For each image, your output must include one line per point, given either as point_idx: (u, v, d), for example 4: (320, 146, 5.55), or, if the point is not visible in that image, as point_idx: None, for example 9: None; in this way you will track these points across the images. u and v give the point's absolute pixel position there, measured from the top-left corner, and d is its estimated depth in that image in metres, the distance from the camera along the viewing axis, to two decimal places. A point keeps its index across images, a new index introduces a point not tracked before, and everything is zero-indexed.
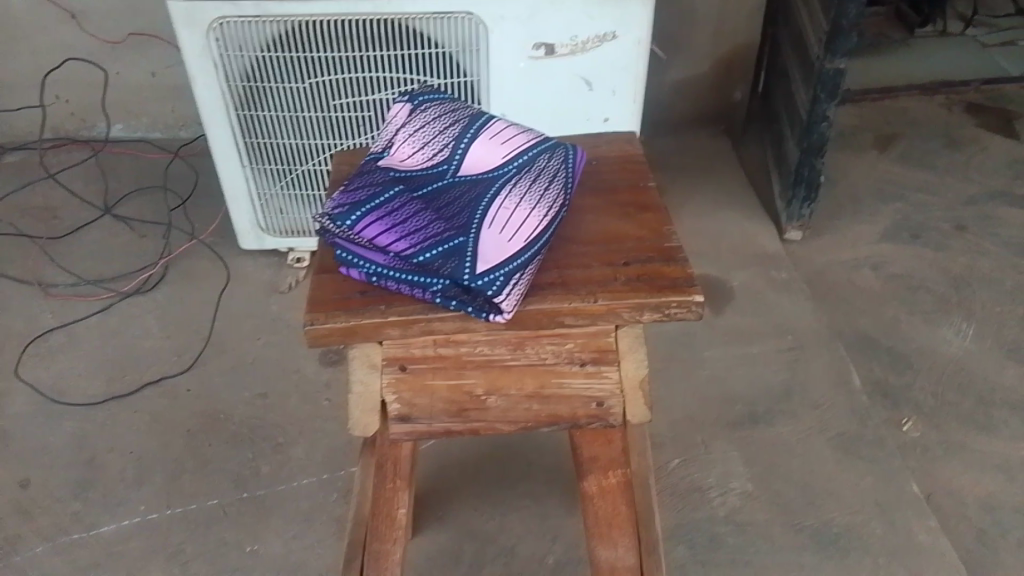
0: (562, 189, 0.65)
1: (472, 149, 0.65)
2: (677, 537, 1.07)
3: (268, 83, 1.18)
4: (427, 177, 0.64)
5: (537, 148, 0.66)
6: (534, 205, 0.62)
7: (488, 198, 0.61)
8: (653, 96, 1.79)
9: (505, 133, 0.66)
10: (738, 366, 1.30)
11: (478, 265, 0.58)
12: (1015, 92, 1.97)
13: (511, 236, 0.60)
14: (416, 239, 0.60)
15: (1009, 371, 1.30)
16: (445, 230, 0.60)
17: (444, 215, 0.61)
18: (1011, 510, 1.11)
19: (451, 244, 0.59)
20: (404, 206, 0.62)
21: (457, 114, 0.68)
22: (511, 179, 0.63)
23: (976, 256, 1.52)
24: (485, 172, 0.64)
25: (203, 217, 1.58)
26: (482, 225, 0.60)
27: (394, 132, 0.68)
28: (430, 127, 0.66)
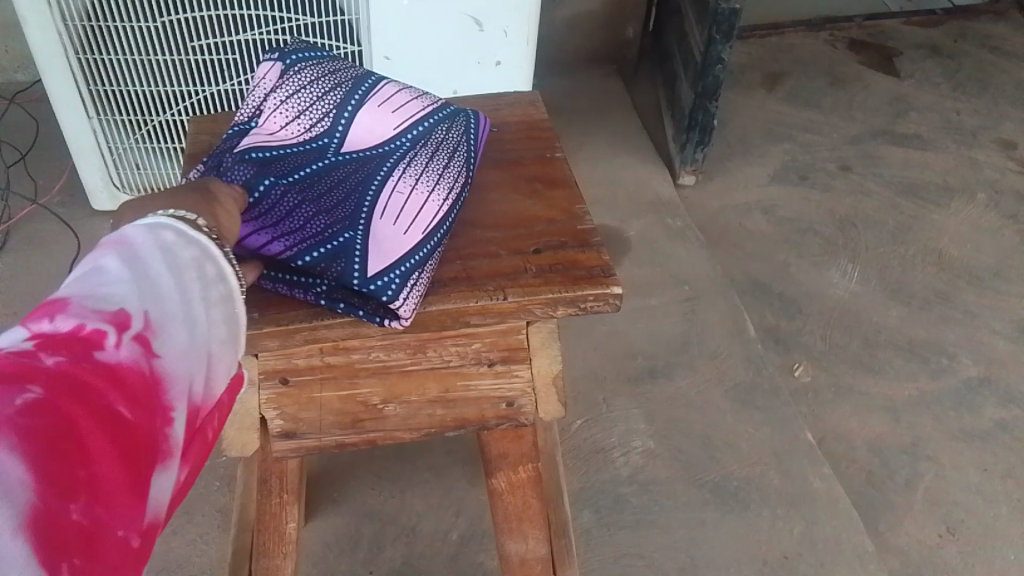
0: (461, 163, 0.60)
1: (356, 120, 0.58)
2: (583, 501, 1.05)
3: (112, 23, 1.03)
4: (305, 157, 0.57)
5: (434, 118, 0.60)
6: (431, 187, 0.57)
7: (378, 182, 0.56)
8: (543, 34, 1.71)
9: (395, 99, 0.60)
10: (637, 320, 1.28)
11: (372, 264, 0.54)
12: (893, 28, 2.00)
13: (405, 224, 0.55)
14: (298, 238, 0.54)
15: (893, 312, 1.34)
16: (330, 223, 0.55)
17: (327, 203, 0.55)
18: (898, 451, 1.14)
19: (339, 241, 0.54)
20: (280, 199, 0.54)
21: (337, 78, 0.60)
22: (406, 157, 0.58)
23: (860, 197, 1.54)
24: (373, 148, 0.58)
25: (47, 174, 1.41)
26: (373, 216, 0.55)
27: (260, 98, 0.60)
28: (306, 93, 0.59)
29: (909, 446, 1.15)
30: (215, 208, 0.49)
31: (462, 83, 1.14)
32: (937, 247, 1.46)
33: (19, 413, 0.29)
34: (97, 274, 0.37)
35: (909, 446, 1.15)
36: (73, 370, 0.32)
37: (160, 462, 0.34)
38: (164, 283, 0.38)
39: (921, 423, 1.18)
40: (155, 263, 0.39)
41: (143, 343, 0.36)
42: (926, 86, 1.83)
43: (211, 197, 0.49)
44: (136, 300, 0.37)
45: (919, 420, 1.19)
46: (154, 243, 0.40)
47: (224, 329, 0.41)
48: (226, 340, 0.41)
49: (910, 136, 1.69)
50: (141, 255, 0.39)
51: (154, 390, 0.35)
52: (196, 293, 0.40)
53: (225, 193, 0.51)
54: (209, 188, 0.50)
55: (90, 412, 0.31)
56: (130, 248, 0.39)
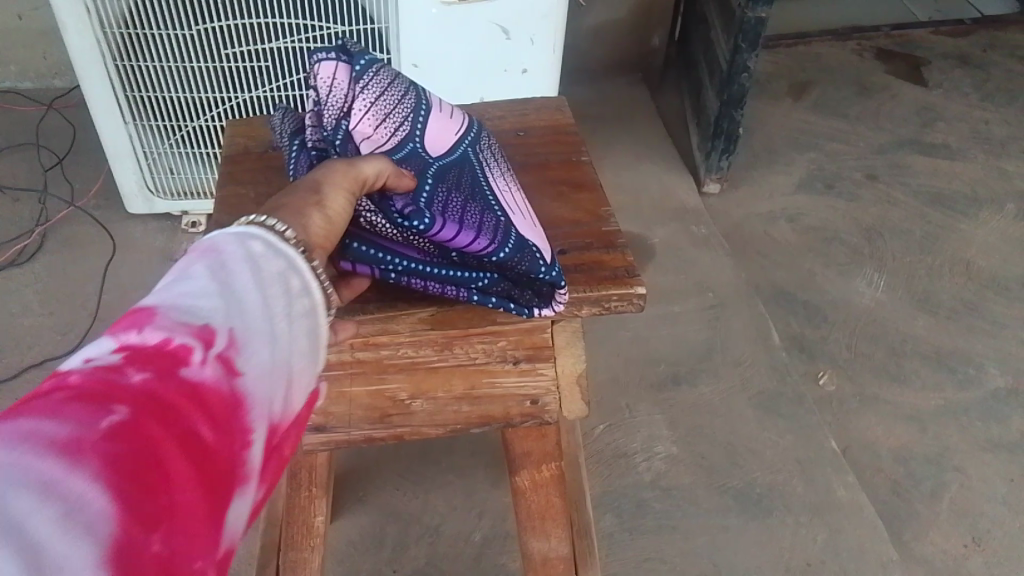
0: (502, 160, 0.67)
1: (432, 126, 0.62)
2: (605, 505, 1.05)
3: (150, 30, 1.05)
4: (420, 161, 0.58)
5: (477, 127, 0.67)
6: (510, 189, 0.62)
7: (486, 184, 0.60)
8: (569, 42, 1.72)
9: (441, 105, 0.65)
10: (661, 326, 1.28)
11: (545, 257, 0.56)
12: (921, 38, 1.99)
13: (532, 220, 0.60)
14: (487, 231, 0.53)
15: (920, 322, 1.33)
16: (494, 218, 0.55)
17: (476, 199, 0.57)
18: (924, 461, 1.14)
19: (516, 235, 0.55)
20: (447, 197, 0.54)
21: (402, 82, 0.61)
22: (480, 161, 0.63)
23: (887, 206, 1.54)
24: (456, 151, 0.62)
25: (83, 178, 1.45)
26: (507, 211, 0.58)
27: (344, 99, 0.57)
28: (388, 97, 0.59)
29: (934, 456, 1.14)
30: (315, 215, 0.44)
31: (489, 90, 1.16)
32: (964, 257, 1.45)
33: (101, 438, 0.28)
34: (186, 285, 0.35)
35: (934, 456, 1.14)
36: (156, 390, 0.31)
37: (237, 489, 0.33)
38: (251, 295, 0.37)
39: (947, 433, 1.17)
40: (244, 272, 0.37)
41: (228, 361, 0.34)
42: (954, 96, 1.82)
43: (320, 203, 0.45)
44: (224, 314, 0.35)
45: (944, 430, 1.18)
46: (245, 249, 0.38)
47: (311, 342, 0.39)
48: (311, 354, 0.39)
49: (938, 145, 1.68)
50: (231, 263, 0.37)
51: (237, 411, 0.34)
52: (286, 305, 0.38)
53: (336, 195, 0.46)
54: (320, 188, 0.45)
55: (171, 439, 0.30)
56: (221, 254, 0.38)
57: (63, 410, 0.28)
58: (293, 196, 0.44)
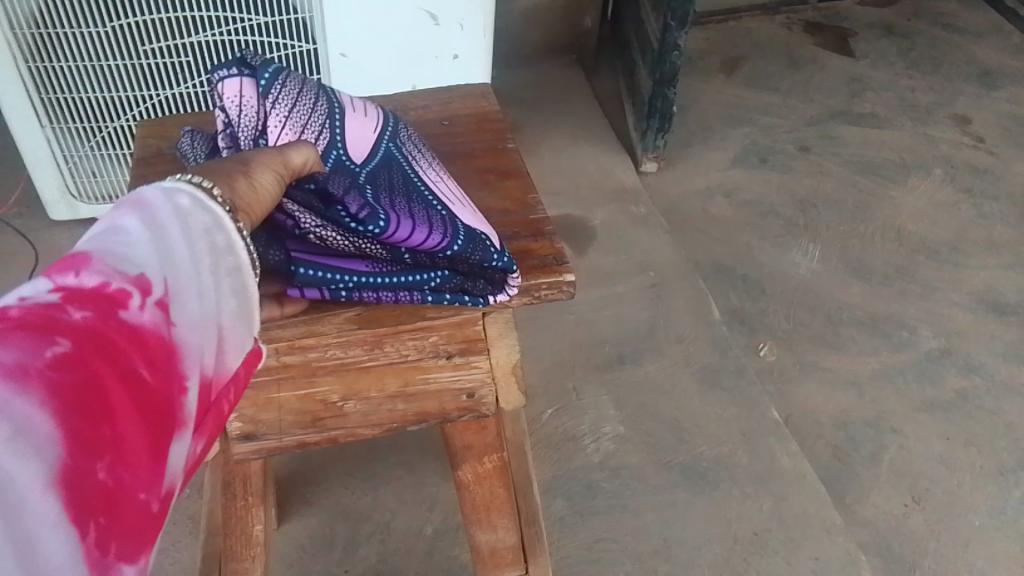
0: (429, 151, 0.67)
1: (349, 127, 0.61)
2: (555, 489, 1.06)
3: (62, 29, 1.01)
4: (346, 174, 0.57)
5: (395, 118, 0.66)
6: (442, 178, 0.62)
7: (418, 181, 0.60)
8: (500, 26, 1.71)
9: (354, 103, 0.64)
10: (604, 308, 1.29)
11: (493, 244, 0.56)
12: (848, 9, 2.02)
13: (470, 209, 0.60)
14: (435, 226, 0.53)
15: (855, 289, 1.36)
16: (436, 216, 0.55)
17: (412, 200, 0.57)
18: (864, 425, 1.16)
19: (462, 228, 0.55)
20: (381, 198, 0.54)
21: (311, 85, 0.60)
22: (408, 155, 0.63)
23: (819, 177, 1.56)
24: (377, 152, 0.61)
25: (2, 186, 1.39)
26: (446, 205, 0.58)
27: (257, 116, 0.56)
28: (300, 107, 0.58)
29: (873, 419, 1.17)
30: (243, 179, 0.44)
31: (419, 77, 1.14)
32: (896, 223, 1.48)
33: (47, 366, 0.27)
34: (121, 232, 0.34)
35: (873, 420, 1.17)
36: (97, 327, 0.30)
37: (175, 432, 0.32)
38: (186, 250, 0.36)
39: (885, 396, 1.20)
40: (178, 228, 0.36)
41: (164, 309, 0.33)
42: (881, 65, 1.86)
43: (248, 173, 0.45)
44: (159, 264, 0.34)
45: (882, 393, 1.21)
46: (180, 203, 0.37)
47: (244, 303, 0.39)
48: (241, 313, 0.38)
49: (866, 115, 1.72)
50: (166, 215, 0.36)
51: (172, 358, 0.33)
52: (218, 265, 0.37)
53: (264, 167, 0.46)
54: (248, 162, 0.46)
55: (113, 375, 0.29)
56: (155, 207, 0.36)
57: (5, 336, 0.27)
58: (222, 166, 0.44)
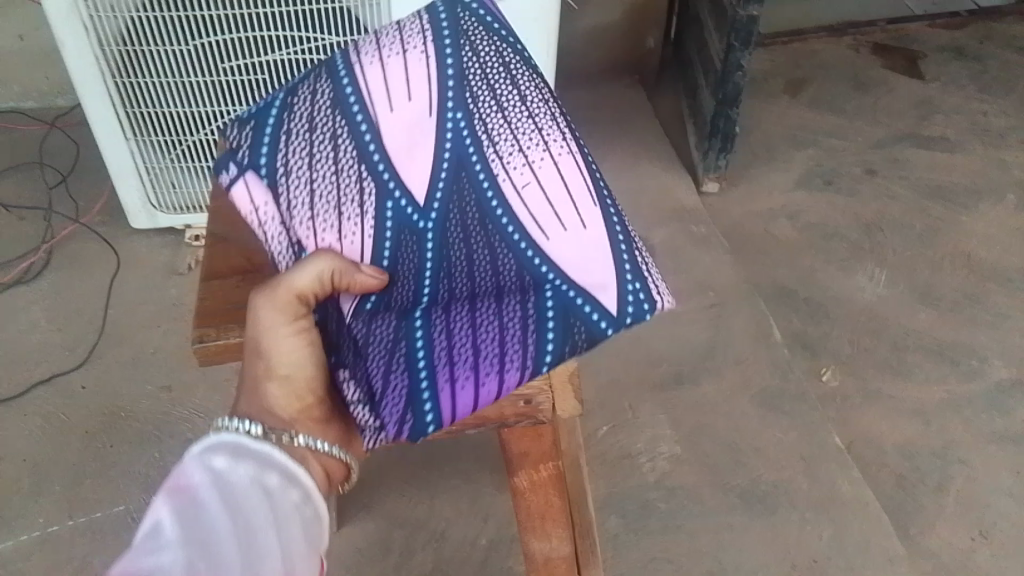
0: (509, 89, 0.57)
1: (389, 151, 0.56)
2: (610, 507, 1.06)
3: (148, 47, 1.07)
4: (412, 246, 0.55)
5: (452, 55, 0.56)
6: (532, 171, 0.55)
7: (496, 202, 0.55)
8: (565, 46, 1.73)
9: (389, 84, 0.57)
10: (663, 326, 1.29)
11: (602, 304, 0.51)
12: (918, 31, 1.99)
13: (569, 220, 0.54)
14: (511, 359, 0.52)
15: (922, 315, 1.33)
16: (521, 296, 0.53)
17: (494, 261, 0.54)
18: (929, 455, 1.14)
19: (550, 305, 0.52)
20: (451, 287, 0.54)
21: (320, 137, 0.57)
22: (482, 144, 0.55)
23: (886, 201, 1.54)
24: (441, 154, 0.55)
25: (88, 194, 1.46)
26: (535, 239, 0.53)
27: (282, 227, 0.58)
28: (319, 177, 0.56)
29: (939, 449, 1.14)
30: (269, 381, 0.53)
31: None
32: (966, 250, 1.45)
33: None
34: (157, 536, 0.41)
35: (940, 450, 1.14)
36: None
37: None
38: (216, 528, 0.41)
39: (952, 426, 1.17)
40: (212, 506, 0.43)
41: None
42: (952, 88, 1.82)
43: (270, 365, 0.53)
44: (188, 558, 0.40)
45: (949, 423, 1.18)
46: (211, 482, 0.44)
47: (299, 539, 0.45)
48: (297, 550, 0.44)
49: (937, 138, 1.68)
50: (199, 498, 0.43)
51: None
52: (259, 520, 0.43)
53: (275, 343, 0.53)
54: (263, 350, 0.53)
55: None
56: (189, 495, 0.43)
57: None
58: (250, 373, 0.54)
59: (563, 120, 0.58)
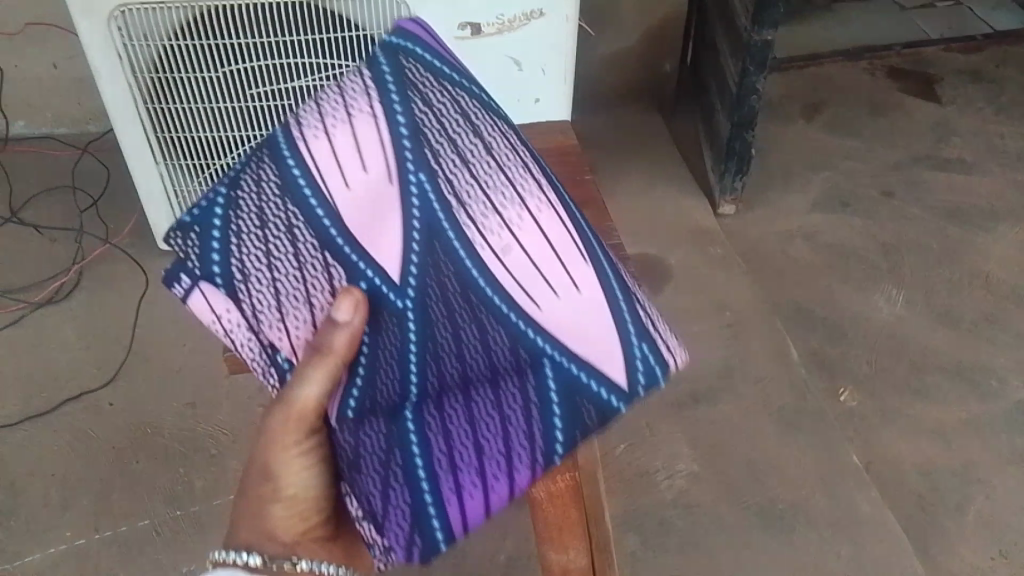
0: (466, 126, 0.42)
1: (355, 231, 0.40)
2: (627, 525, 1.06)
3: (177, 74, 1.10)
4: (393, 330, 0.41)
5: (399, 91, 0.41)
6: (520, 225, 0.41)
7: (479, 275, 0.40)
8: (582, 72, 1.76)
9: (334, 143, 0.40)
10: (680, 346, 1.30)
11: (609, 377, 0.41)
12: (934, 55, 2.00)
13: (559, 281, 0.41)
14: (519, 456, 0.43)
15: (940, 335, 1.33)
16: (518, 379, 0.42)
17: (484, 343, 0.41)
18: (948, 475, 1.14)
19: (551, 390, 0.41)
20: (442, 378, 0.42)
21: (275, 232, 0.41)
22: (459, 195, 0.40)
23: (903, 222, 1.54)
24: (407, 223, 0.40)
25: (117, 217, 1.50)
26: (530, 309, 0.41)
27: (251, 333, 0.44)
28: (278, 271, 0.42)
29: (959, 469, 1.14)
30: (274, 502, 0.48)
31: None
32: (984, 271, 1.45)
33: None
34: None
35: (960, 470, 1.14)
36: None
37: None
38: None
39: (972, 446, 1.17)
40: None
41: None
42: (969, 111, 1.83)
43: (276, 486, 0.48)
44: None
45: (969, 443, 1.18)
46: None
47: None
48: None
49: (954, 160, 1.69)
50: None
51: None
52: None
53: (282, 467, 0.47)
54: (271, 471, 0.48)
55: None
56: None
57: None
58: (254, 486, 0.49)
59: (534, 155, 0.44)
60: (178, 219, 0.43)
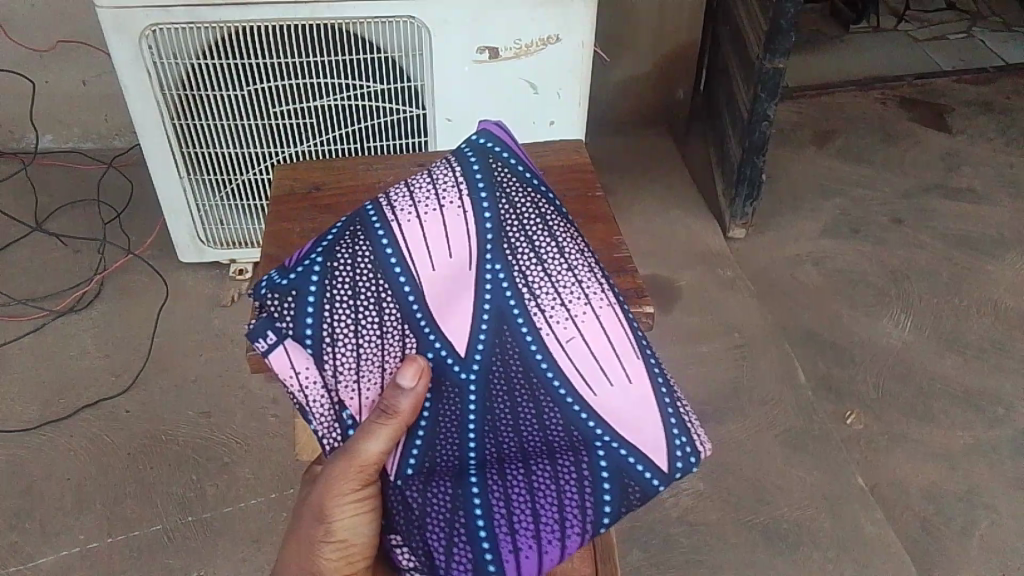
0: (541, 235, 0.54)
1: (434, 311, 0.51)
2: (632, 541, 1.07)
3: (204, 92, 1.14)
4: (454, 400, 0.52)
5: (487, 204, 0.53)
6: (577, 322, 0.52)
7: (541, 357, 0.52)
8: (596, 96, 1.80)
9: (427, 237, 0.51)
10: (688, 365, 1.31)
11: (652, 461, 0.50)
12: (945, 86, 2.03)
13: (614, 374, 0.52)
14: (573, 526, 0.51)
15: (948, 361, 1.34)
16: (573, 455, 0.51)
17: (541, 417, 0.52)
18: (954, 499, 1.14)
19: (603, 465, 0.51)
20: (499, 447, 0.52)
21: (365, 304, 0.50)
22: (527, 295, 0.52)
23: (912, 249, 1.56)
24: (481, 307, 0.52)
25: (140, 229, 1.54)
26: (584, 392, 0.51)
27: (324, 390, 0.51)
28: (362, 343, 0.50)
29: (964, 493, 1.15)
30: (325, 542, 0.53)
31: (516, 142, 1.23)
32: (993, 298, 1.46)
33: None
34: None
35: (965, 494, 1.15)
36: None
37: None
38: None
39: (978, 471, 1.18)
40: None
41: None
42: (980, 141, 1.84)
43: (329, 529, 0.52)
44: None
45: (975, 468, 1.18)
46: None
47: None
48: None
49: (964, 189, 1.71)
50: None
51: None
52: None
53: (338, 513, 0.52)
54: (326, 514, 0.52)
55: None
56: None
57: None
58: (306, 528, 0.53)
59: (591, 263, 0.55)
60: (275, 282, 0.50)
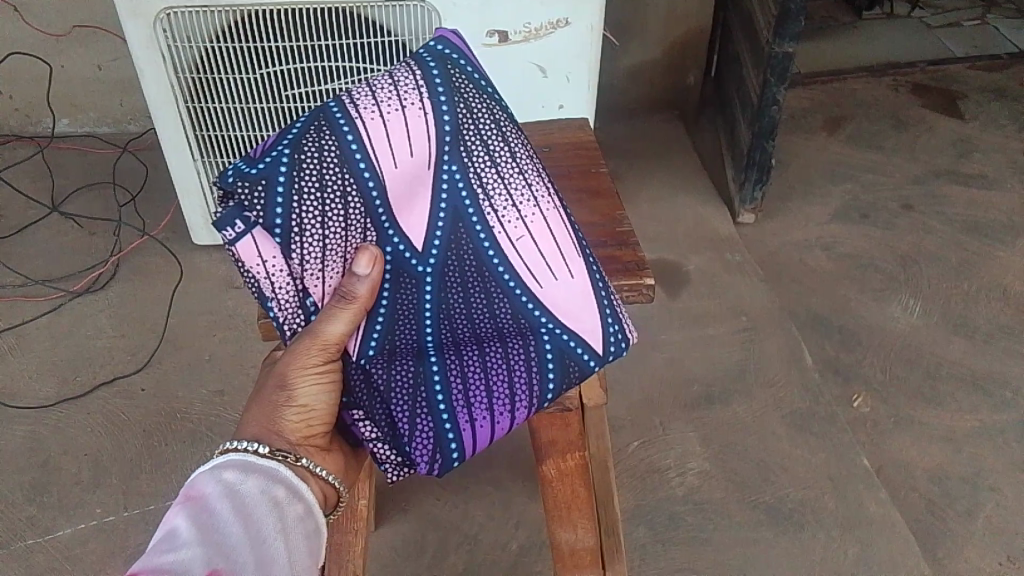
0: (497, 137, 0.58)
1: (394, 207, 0.56)
2: (638, 518, 1.09)
3: (216, 75, 1.15)
4: (412, 288, 0.58)
5: (450, 101, 0.56)
6: (526, 221, 0.59)
7: (493, 252, 0.58)
8: (605, 81, 1.80)
9: (392, 137, 0.55)
10: (696, 348, 1.32)
11: (591, 345, 0.59)
12: (959, 72, 2.02)
13: (559, 270, 0.59)
14: (521, 401, 0.60)
15: (956, 345, 1.34)
16: (521, 339, 0.59)
17: (492, 308, 0.59)
18: (958, 480, 1.15)
19: (548, 350, 0.59)
20: (454, 332, 0.60)
21: (332, 196, 0.54)
22: (480, 195, 0.58)
23: (922, 234, 1.56)
24: (438, 207, 0.57)
25: (154, 212, 1.56)
26: (531, 286, 0.59)
27: (291, 278, 0.54)
28: (327, 232, 0.54)
29: (970, 476, 1.15)
30: (287, 407, 0.55)
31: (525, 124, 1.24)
32: (1003, 283, 1.45)
33: None
34: (173, 535, 0.41)
35: (971, 476, 1.15)
36: None
37: None
38: (232, 534, 0.43)
39: (983, 454, 1.18)
40: (222, 513, 0.44)
41: None
42: (991, 128, 1.84)
43: (291, 395, 0.55)
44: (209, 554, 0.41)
45: (981, 450, 1.19)
46: (223, 490, 0.45)
47: (303, 540, 0.47)
48: (307, 554, 0.46)
49: (975, 176, 1.70)
50: (212, 503, 0.44)
51: None
52: (267, 527, 0.45)
53: (301, 380, 0.55)
54: (287, 380, 0.55)
55: None
56: (202, 504, 0.44)
57: None
58: (268, 394, 0.55)
59: (538, 167, 0.61)
60: (244, 170, 0.52)
